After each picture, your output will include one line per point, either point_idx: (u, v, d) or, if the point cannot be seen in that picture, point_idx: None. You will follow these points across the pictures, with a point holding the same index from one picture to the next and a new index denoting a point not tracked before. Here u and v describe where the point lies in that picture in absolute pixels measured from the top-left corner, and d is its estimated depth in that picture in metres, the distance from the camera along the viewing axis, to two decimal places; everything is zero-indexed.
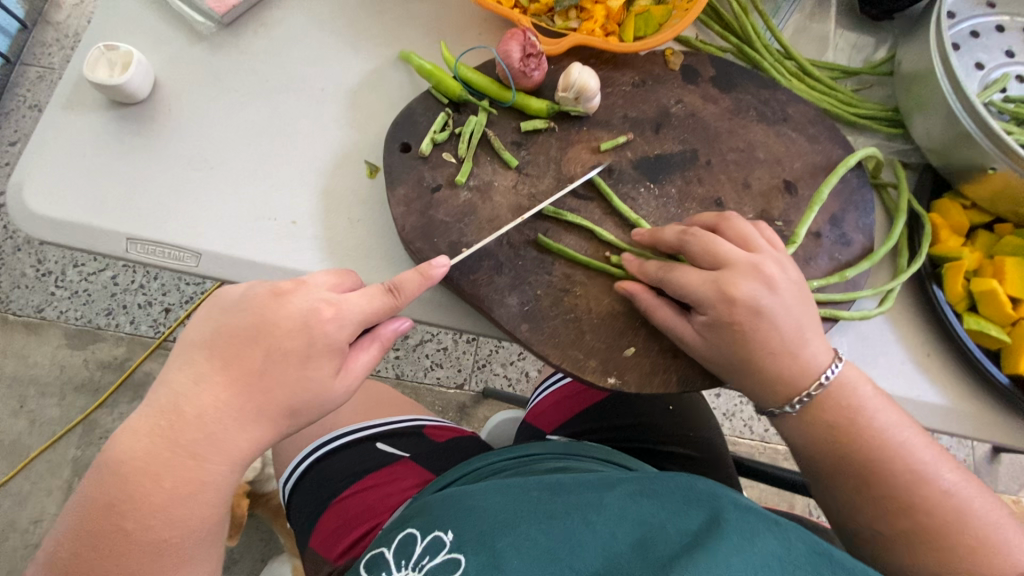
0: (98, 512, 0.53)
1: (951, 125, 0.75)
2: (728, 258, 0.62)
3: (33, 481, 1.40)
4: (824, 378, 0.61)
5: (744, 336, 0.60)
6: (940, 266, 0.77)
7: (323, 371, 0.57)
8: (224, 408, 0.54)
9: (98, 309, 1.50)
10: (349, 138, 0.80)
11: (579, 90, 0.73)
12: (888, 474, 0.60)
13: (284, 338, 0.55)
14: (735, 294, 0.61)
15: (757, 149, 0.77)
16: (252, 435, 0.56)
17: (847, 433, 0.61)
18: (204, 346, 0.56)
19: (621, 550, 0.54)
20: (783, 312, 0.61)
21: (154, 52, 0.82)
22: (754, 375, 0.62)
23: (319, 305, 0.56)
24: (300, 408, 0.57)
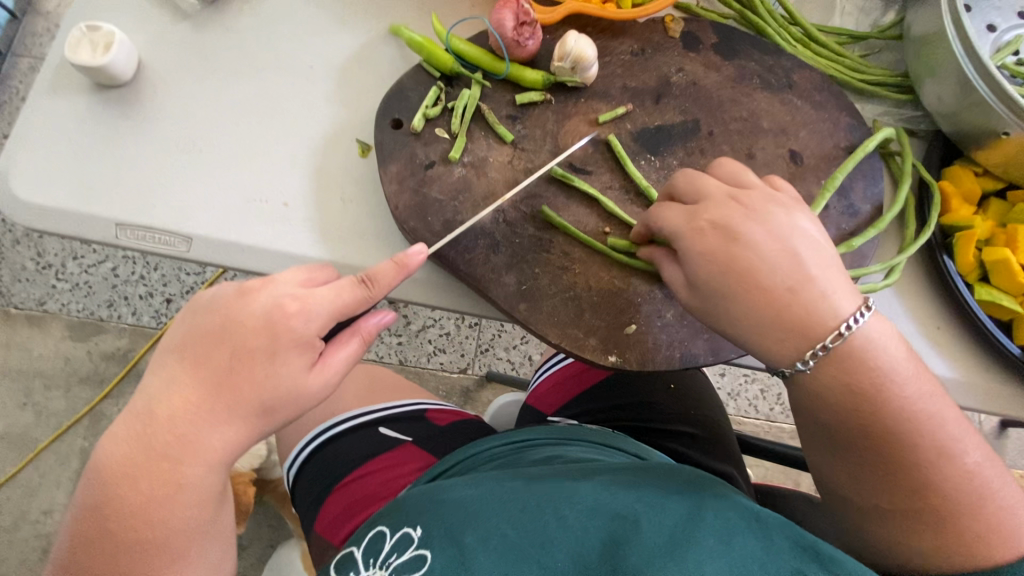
0: (95, 500, 0.53)
1: (962, 88, 0.72)
2: (707, 192, 0.60)
3: (42, 473, 1.41)
4: (852, 322, 0.53)
5: (737, 269, 0.56)
6: (951, 236, 0.74)
7: (292, 367, 0.54)
8: (195, 408, 0.52)
9: (99, 301, 1.49)
10: (340, 116, 0.78)
11: (575, 59, 0.70)
12: (905, 447, 0.54)
13: (248, 338, 0.53)
14: (703, 220, 0.58)
15: (761, 118, 0.74)
16: (225, 434, 0.53)
17: (871, 402, 0.54)
18: (175, 349, 0.54)
19: (592, 548, 0.53)
20: (778, 247, 0.56)
21: (138, 32, 0.80)
22: (752, 318, 0.56)
23: (282, 300, 0.54)
24: (276, 406, 0.54)
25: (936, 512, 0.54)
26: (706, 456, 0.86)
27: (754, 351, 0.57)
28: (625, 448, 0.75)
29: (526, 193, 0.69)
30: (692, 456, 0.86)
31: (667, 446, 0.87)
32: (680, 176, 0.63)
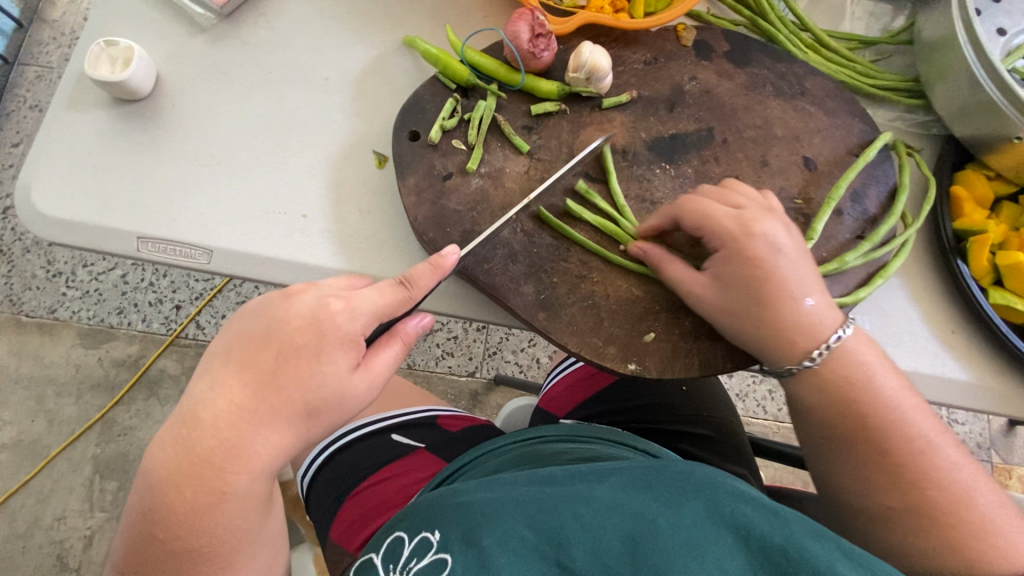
0: (139, 512, 0.54)
1: (974, 93, 0.73)
2: (742, 204, 0.63)
3: (55, 479, 1.42)
4: (840, 333, 0.60)
5: (763, 276, 0.60)
6: (964, 240, 0.74)
7: (337, 366, 0.54)
8: (240, 410, 0.52)
9: (110, 308, 1.51)
10: (357, 128, 0.79)
11: (590, 70, 0.71)
12: (899, 451, 0.58)
13: (294, 337, 0.54)
14: (754, 229, 0.61)
15: (775, 125, 0.75)
16: (268, 438, 0.53)
17: (860, 403, 0.60)
18: (221, 355, 0.55)
19: (611, 546, 0.53)
20: (798, 259, 0.61)
21: (155, 46, 0.81)
22: (767, 322, 0.60)
23: (328, 300, 0.55)
24: (320, 408, 0.54)
25: (935, 518, 0.56)
26: (718, 457, 0.87)
27: (762, 351, 0.62)
28: (634, 444, 0.74)
29: (543, 204, 0.70)
30: (704, 457, 0.87)
31: (678, 447, 0.88)
32: (709, 187, 0.66)
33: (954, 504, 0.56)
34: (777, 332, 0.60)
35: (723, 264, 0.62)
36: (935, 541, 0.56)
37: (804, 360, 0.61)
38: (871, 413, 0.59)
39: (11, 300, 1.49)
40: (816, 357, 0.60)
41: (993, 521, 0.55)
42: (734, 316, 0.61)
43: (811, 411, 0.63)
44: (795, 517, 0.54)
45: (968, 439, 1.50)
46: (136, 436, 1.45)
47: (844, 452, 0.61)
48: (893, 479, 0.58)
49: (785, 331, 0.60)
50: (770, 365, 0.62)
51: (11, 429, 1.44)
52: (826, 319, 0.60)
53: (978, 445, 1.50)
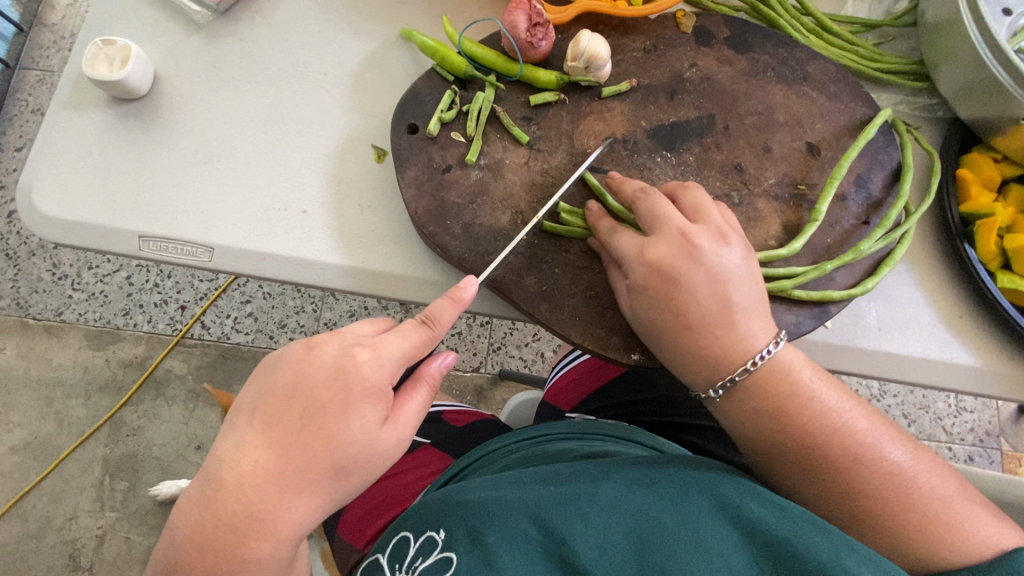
0: (163, 566, 0.53)
1: (980, 75, 0.71)
2: (664, 220, 0.61)
3: (66, 480, 1.43)
4: (757, 358, 0.58)
5: (667, 305, 0.59)
6: (972, 224, 0.73)
7: (361, 420, 0.53)
8: (266, 472, 0.52)
9: (116, 309, 1.51)
10: (355, 123, 0.79)
11: (588, 58, 0.70)
12: (816, 448, 0.57)
13: (320, 392, 0.53)
14: (654, 258, 0.60)
15: (776, 111, 0.74)
16: (292, 502, 0.52)
17: (771, 399, 0.58)
18: (247, 410, 0.55)
19: (618, 541, 0.53)
20: (707, 290, 0.59)
21: (152, 45, 0.80)
22: (673, 349, 0.61)
23: (351, 351, 0.55)
24: (348, 467, 0.53)
25: (882, 522, 0.55)
26: (722, 448, 0.87)
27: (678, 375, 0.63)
28: (640, 440, 0.76)
29: (545, 194, 0.70)
30: (708, 448, 0.87)
31: (683, 439, 0.89)
32: (647, 197, 0.63)
33: (877, 490, 0.56)
34: (685, 366, 0.61)
35: (637, 296, 0.61)
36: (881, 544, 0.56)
37: (710, 393, 0.61)
38: (799, 433, 0.57)
39: (19, 304, 1.50)
40: (719, 392, 0.60)
41: (956, 518, 0.54)
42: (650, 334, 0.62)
43: (735, 433, 0.61)
44: (801, 509, 0.53)
45: (977, 427, 1.49)
46: (144, 436, 1.46)
47: (760, 448, 0.60)
48: (832, 494, 0.57)
49: (692, 364, 0.60)
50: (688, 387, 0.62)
51: (22, 430, 1.46)
52: (745, 343, 0.59)
53: (987, 433, 1.49)
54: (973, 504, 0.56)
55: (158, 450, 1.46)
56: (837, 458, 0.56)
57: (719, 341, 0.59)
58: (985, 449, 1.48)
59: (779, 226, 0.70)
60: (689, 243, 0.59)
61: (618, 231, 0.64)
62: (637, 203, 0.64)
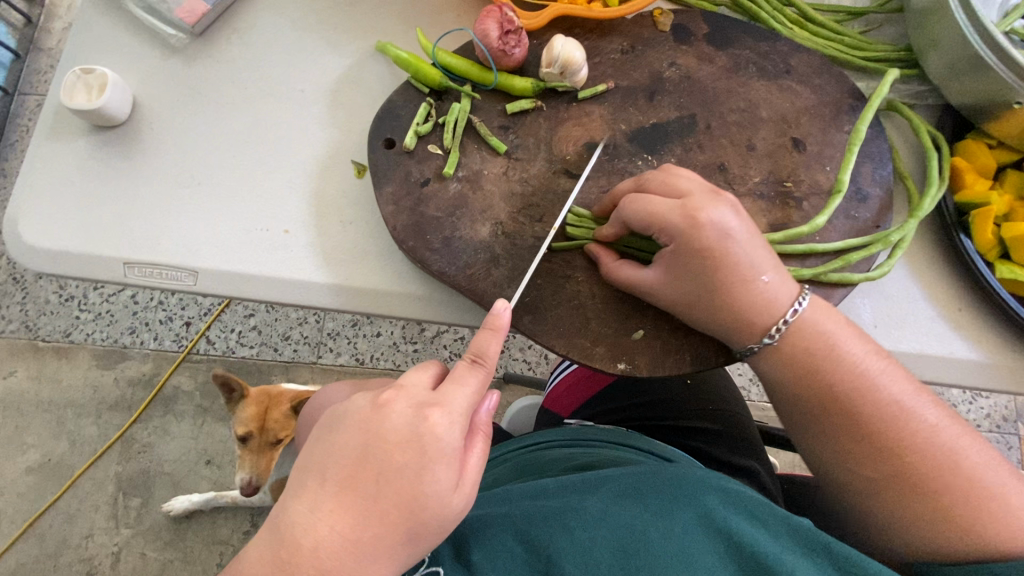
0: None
1: (968, 59, 0.69)
2: (686, 189, 0.59)
3: (81, 499, 1.45)
4: (796, 307, 0.59)
5: (716, 265, 0.57)
6: (967, 214, 0.71)
7: (439, 483, 0.47)
8: (344, 539, 0.45)
9: (122, 328, 1.53)
10: (334, 139, 0.78)
11: (563, 64, 0.69)
12: (861, 401, 0.57)
13: (394, 455, 0.47)
14: (701, 219, 0.57)
15: (760, 107, 0.72)
16: (370, 571, 0.46)
17: (813, 352, 0.58)
18: (316, 469, 0.48)
19: (601, 557, 0.52)
20: (749, 242, 0.58)
21: (130, 71, 0.80)
22: (722, 307, 0.59)
23: (425, 409, 0.48)
24: (423, 532, 0.47)
25: (921, 485, 0.54)
26: (722, 451, 0.85)
27: (718, 333, 0.61)
28: (634, 444, 0.74)
29: (524, 203, 0.69)
30: (709, 451, 0.85)
31: (681, 442, 0.87)
32: (649, 176, 0.62)
33: (920, 448, 0.55)
34: (735, 322, 0.59)
35: (677, 258, 0.59)
36: (922, 509, 0.54)
37: (765, 339, 0.59)
38: (840, 388, 0.57)
39: (28, 327, 1.52)
40: (776, 335, 0.59)
41: (995, 485, 0.53)
42: (684, 300, 0.60)
43: (780, 387, 0.61)
44: (802, 527, 0.53)
45: (993, 413, 1.46)
46: (155, 452, 1.48)
47: (804, 403, 0.60)
48: (874, 450, 0.56)
49: (745, 315, 0.58)
50: (733, 345, 0.61)
51: (35, 452, 1.47)
52: (782, 292, 0.58)
53: (1004, 418, 1.46)
54: (1014, 476, 0.55)
55: (169, 465, 1.47)
56: (885, 408, 0.56)
57: (768, 292, 0.58)
58: (1003, 435, 1.44)
59: (765, 225, 0.68)
60: (722, 200, 0.59)
61: (643, 197, 0.60)
62: (646, 178, 0.62)
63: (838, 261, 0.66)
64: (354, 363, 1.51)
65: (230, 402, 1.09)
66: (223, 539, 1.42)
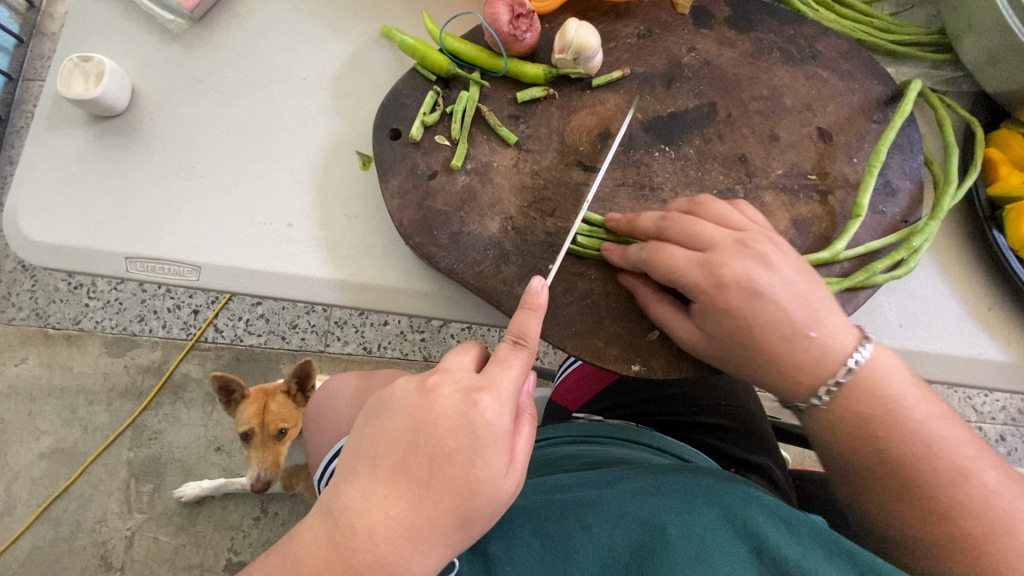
0: None
1: (1006, 43, 0.65)
2: (710, 239, 0.56)
3: (94, 484, 1.46)
4: (852, 362, 0.53)
5: (746, 325, 0.54)
6: (1001, 208, 0.68)
7: (492, 468, 0.45)
8: (402, 524, 0.44)
9: (131, 316, 1.53)
10: (338, 128, 0.76)
11: (577, 49, 0.66)
12: (916, 464, 0.51)
13: (445, 440, 0.45)
14: (725, 276, 0.54)
15: (783, 94, 0.69)
16: (426, 558, 0.45)
17: (869, 412, 0.53)
18: (367, 455, 0.46)
19: (620, 558, 0.51)
20: (789, 296, 0.53)
21: (129, 58, 0.78)
22: (762, 367, 0.55)
23: (473, 393, 0.46)
24: (476, 516, 0.45)
25: (971, 557, 0.49)
26: (735, 447, 0.84)
27: (769, 390, 0.57)
28: (648, 442, 0.72)
29: (536, 197, 0.66)
30: (723, 448, 0.84)
31: (693, 438, 0.85)
32: (676, 215, 0.58)
33: (973, 516, 0.50)
34: (783, 382, 0.55)
35: (709, 316, 0.56)
36: None
37: (814, 399, 0.55)
38: (900, 449, 0.52)
39: (38, 314, 1.52)
40: (825, 396, 0.54)
41: None
42: (730, 359, 0.57)
43: (828, 444, 0.56)
44: (826, 533, 0.50)
45: (1008, 406, 1.43)
46: (166, 439, 1.48)
47: (853, 461, 0.55)
48: (922, 513, 0.51)
49: (790, 378, 0.54)
50: (785, 404, 0.57)
51: (49, 438, 1.49)
52: (836, 342, 0.53)
53: (1019, 412, 1.42)
54: None
55: (179, 452, 1.48)
56: (940, 474, 0.51)
57: (811, 350, 0.53)
58: (1018, 428, 1.41)
59: (788, 220, 0.65)
60: (750, 250, 0.54)
61: (660, 249, 0.58)
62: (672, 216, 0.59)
63: (863, 269, 0.63)
64: (362, 353, 1.50)
65: (229, 404, 1.09)
66: (234, 525, 1.43)
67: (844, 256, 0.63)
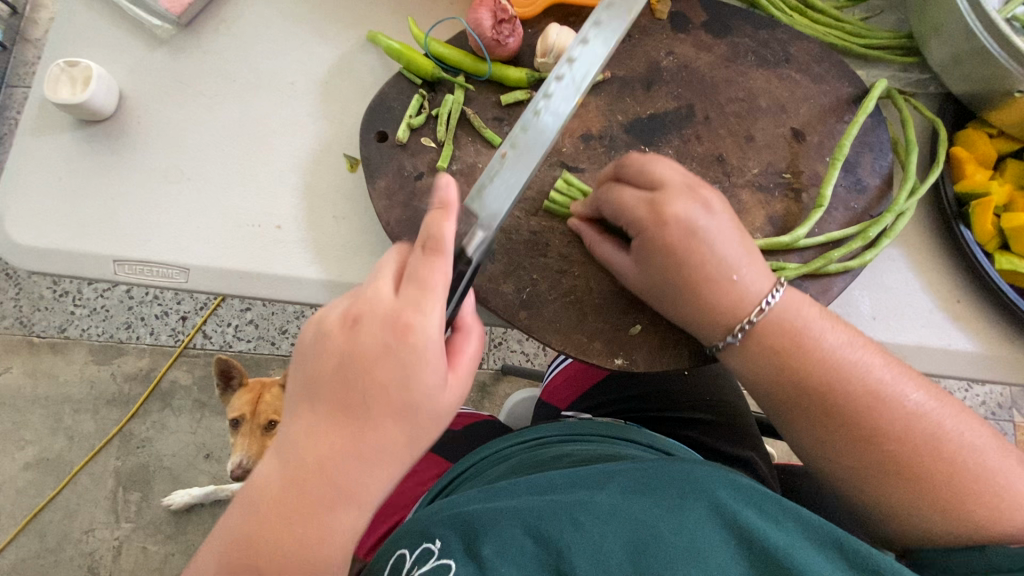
0: (231, 552, 0.45)
1: (969, 46, 0.68)
2: (661, 179, 0.59)
3: (80, 494, 1.45)
4: (765, 303, 0.57)
5: (677, 261, 0.57)
6: (967, 204, 0.70)
7: (432, 382, 0.45)
8: (349, 450, 0.45)
9: (118, 323, 1.52)
10: (325, 131, 0.77)
11: (558, 53, 0.69)
12: (834, 393, 0.56)
13: (377, 363, 0.45)
14: (669, 213, 0.57)
15: (758, 96, 0.71)
16: (378, 476, 0.46)
17: (784, 348, 0.57)
18: (307, 394, 0.47)
19: (614, 555, 0.51)
20: (721, 235, 0.57)
21: (116, 63, 0.79)
22: (685, 300, 0.58)
23: (398, 315, 0.45)
24: (424, 426, 0.46)
25: (902, 472, 0.54)
26: (721, 442, 0.85)
27: (686, 327, 0.60)
28: (635, 438, 0.74)
29: (520, 197, 0.67)
30: (710, 443, 0.85)
31: (680, 434, 0.87)
32: (630, 161, 0.61)
33: (895, 435, 0.54)
34: (702, 318, 0.58)
35: (644, 252, 0.59)
36: (912, 498, 0.53)
37: (730, 337, 0.58)
38: (815, 379, 0.56)
39: (22, 323, 1.51)
40: (739, 334, 0.58)
41: (980, 465, 0.53)
42: (656, 294, 0.60)
43: (752, 381, 0.60)
44: (803, 515, 0.54)
45: (987, 400, 1.46)
46: (154, 447, 1.47)
47: (776, 396, 0.59)
48: (849, 440, 0.55)
49: (711, 315, 0.58)
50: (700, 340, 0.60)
51: (34, 447, 1.47)
52: (754, 285, 0.57)
53: (998, 405, 1.47)
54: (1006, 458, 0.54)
55: (168, 460, 1.47)
56: (855, 399, 0.55)
57: (732, 289, 0.57)
58: (997, 422, 1.45)
59: (764, 218, 0.67)
60: (696, 193, 0.58)
61: (617, 190, 0.60)
62: (624, 163, 0.61)
63: (821, 257, 0.65)
64: None
65: (228, 392, 1.12)
66: None
67: (803, 242, 0.65)
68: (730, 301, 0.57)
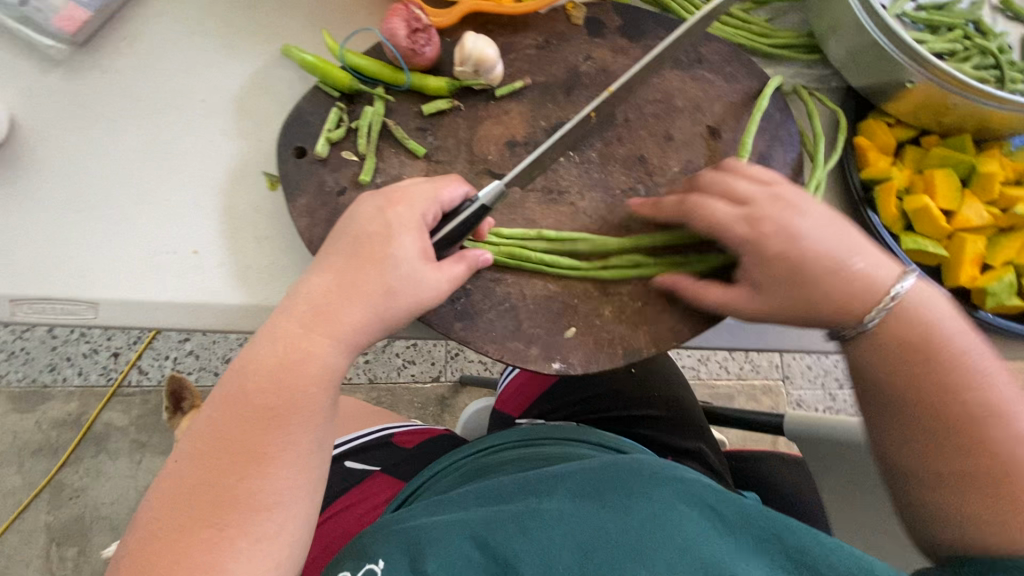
0: (228, 392, 0.53)
1: (863, 40, 0.72)
2: (748, 197, 0.61)
3: (8, 555, 1.33)
4: (898, 289, 0.57)
5: (807, 263, 0.57)
6: (873, 190, 0.74)
7: (406, 249, 0.57)
8: (337, 280, 0.56)
9: (41, 366, 1.40)
10: (243, 149, 0.73)
11: (476, 62, 0.68)
12: (946, 380, 0.54)
13: (370, 229, 0.57)
14: (768, 225, 0.59)
15: (675, 97, 0.74)
16: (354, 311, 0.55)
17: (923, 337, 0.56)
18: (318, 264, 0.58)
19: (563, 561, 0.51)
20: (827, 231, 0.58)
21: (5, 87, 0.73)
22: (813, 299, 0.58)
23: (388, 202, 0.59)
24: (397, 291, 0.56)
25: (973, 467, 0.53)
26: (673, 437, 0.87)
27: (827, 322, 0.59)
28: (587, 439, 0.74)
29: None
30: (658, 439, 0.86)
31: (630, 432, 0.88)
32: (710, 180, 0.63)
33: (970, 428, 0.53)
34: (836, 311, 0.58)
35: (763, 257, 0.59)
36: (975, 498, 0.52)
37: (862, 323, 0.57)
38: (937, 370, 0.55)
39: None
40: (874, 319, 0.57)
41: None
42: (788, 305, 0.59)
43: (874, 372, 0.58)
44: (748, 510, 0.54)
45: None
46: (89, 496, 1.36)
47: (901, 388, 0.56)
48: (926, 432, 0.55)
49: (844, 305, 0.57)
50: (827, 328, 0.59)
51: None
52: (878, 270, 0.58)
53: None
54: None
55: (106, 509, 1.36)
56: (952, 391, 0.54)
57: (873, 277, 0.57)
58: None
59: None
60: (783, 201, 0.60)
61: (702, 207, 0.61)
62: (711, 184, 0.63)
63: None
64: None
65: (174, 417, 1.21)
66: None
67: None
68: (828, 293, 0.57)
